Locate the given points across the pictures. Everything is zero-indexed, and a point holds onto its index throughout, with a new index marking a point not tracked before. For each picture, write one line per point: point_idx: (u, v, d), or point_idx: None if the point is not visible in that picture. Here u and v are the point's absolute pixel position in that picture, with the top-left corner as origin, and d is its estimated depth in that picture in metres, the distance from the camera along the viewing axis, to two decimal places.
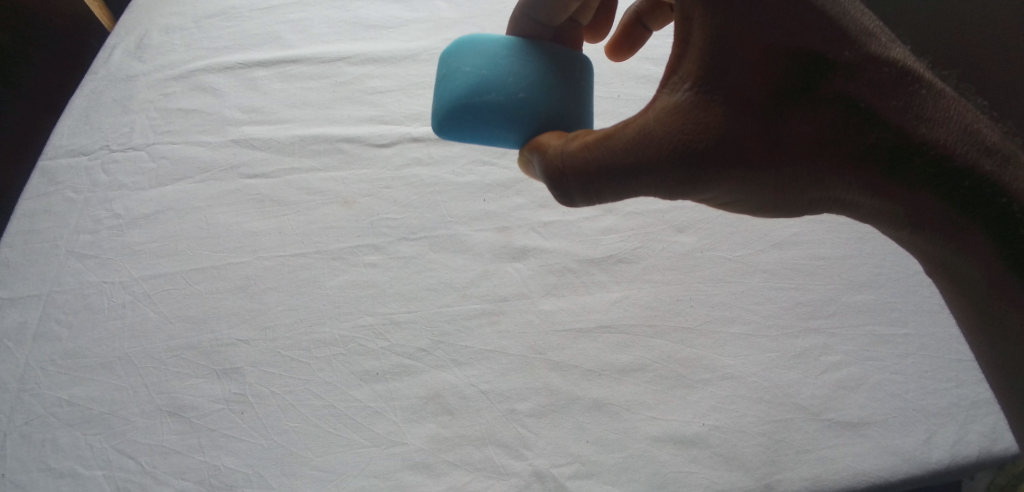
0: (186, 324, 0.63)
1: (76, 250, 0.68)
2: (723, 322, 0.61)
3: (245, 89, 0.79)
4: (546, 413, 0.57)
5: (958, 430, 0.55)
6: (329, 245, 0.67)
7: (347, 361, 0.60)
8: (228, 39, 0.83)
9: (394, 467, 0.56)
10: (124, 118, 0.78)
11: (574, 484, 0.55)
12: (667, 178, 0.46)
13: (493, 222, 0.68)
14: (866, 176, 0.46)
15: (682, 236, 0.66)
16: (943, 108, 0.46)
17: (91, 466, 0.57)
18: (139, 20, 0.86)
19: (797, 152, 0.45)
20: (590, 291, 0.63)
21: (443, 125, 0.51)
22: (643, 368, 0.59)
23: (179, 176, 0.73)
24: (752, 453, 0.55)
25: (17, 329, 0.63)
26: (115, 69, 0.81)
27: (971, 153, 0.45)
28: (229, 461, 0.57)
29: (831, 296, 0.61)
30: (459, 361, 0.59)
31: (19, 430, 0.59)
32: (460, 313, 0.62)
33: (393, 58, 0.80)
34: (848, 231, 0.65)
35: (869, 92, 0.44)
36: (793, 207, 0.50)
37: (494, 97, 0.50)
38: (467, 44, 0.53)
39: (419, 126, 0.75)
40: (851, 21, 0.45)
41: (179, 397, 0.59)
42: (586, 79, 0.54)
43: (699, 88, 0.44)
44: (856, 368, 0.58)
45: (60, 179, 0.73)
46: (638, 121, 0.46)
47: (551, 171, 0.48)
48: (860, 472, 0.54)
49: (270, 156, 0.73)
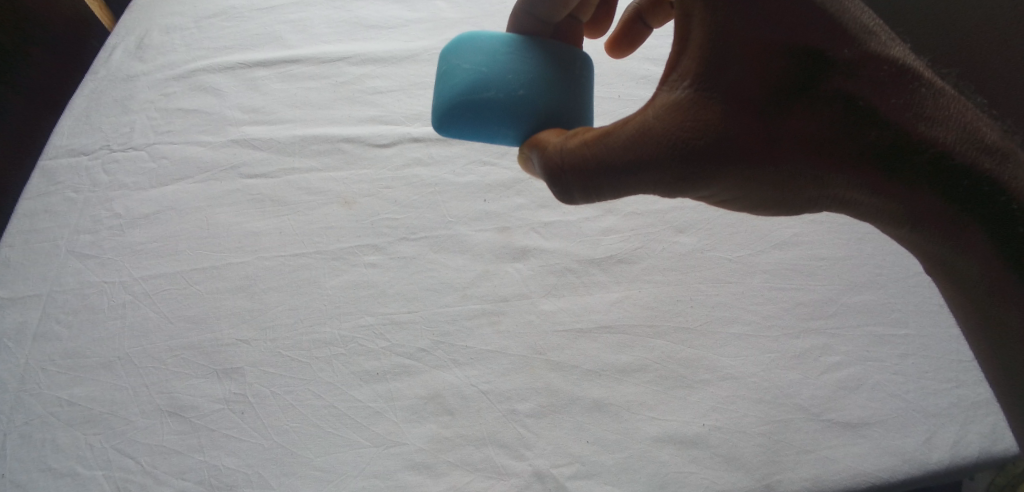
0: (187, 324, 0.63)
1: (76, 250, 0.68)
2: (723, 322, 0.61)
3: (246, 89, 0.79)
4: (546, 413, 0.57)
5: (959, 430, 0.55)
6: (329, 245, 0.67)
7: (347, 361, 0.60)
8: (228, 39, 0.83)
9: (394, 467, 0.56)
10: (124, 118, 0.78)
11: (574, 485, 0.55)
12: (666, 175, 0.46)
13: (493, 222, 0.68)
14: (865, 174, 0.46)
15: (682, 237, 0.66)
16: (942, 106, 0.46)
17: (92, 466, 0.57)
18: (139, 20, 0.86)
19: (797, 149, 0.45)
20: (590, 291, 0.63)
21: (443, 123, 0.51)
22: (643, 368, 0.59)
23: (179, 176, 0.73)
24: (752, 453, 0.55)
25: (17, 329, 0.63)
26: (115, 68, 0.81)
27: (971, 151, 0.45)
28: (229, 461, 0.57)
29: (831, 297, 0.61)
30: (459, 361, 0.59)
31: (19, 430, 0.59)
32: (460, 313, 0.62)
33: (393, 58, 0.80)
34: (848, 231, 0.65)
35: (868, 90, 0.45)
36: (792, 205, 0.50)
37: (494, 93, 0.50)
38: (467, 41, 0.53)
39: (419, 126, 0.75)
40: (851, 19, 0.45)
41: (179, 397, 0.59)
42: (586, 76, 0.54)
43: (699, 86, 0.44)
44: (856, 368, 0.58)
45: (60, 179, 0.73)
46: (639, 119, 0.46)
47: (550, 167, 0.48)
48: (860, 472, 0.54)
49: (270, 156, 0.73)
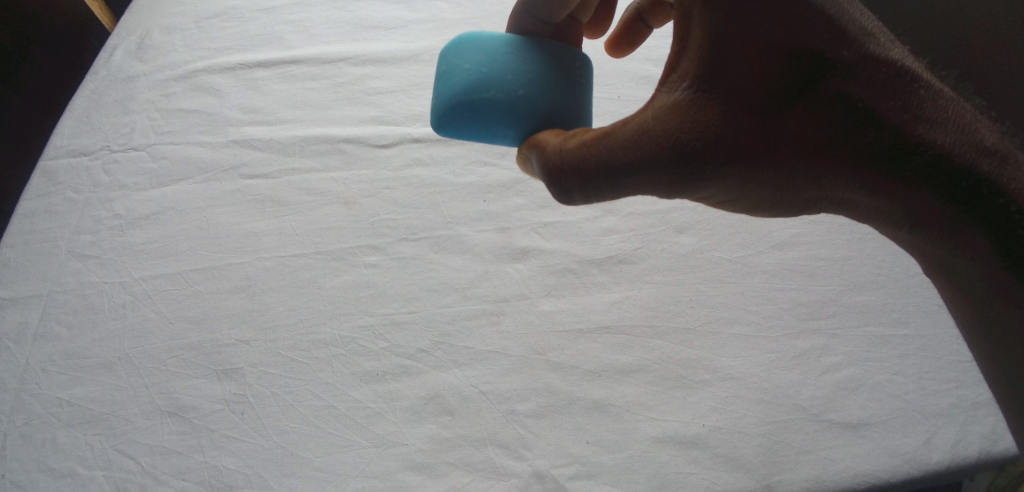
0: (187, 324, 0.63)
1: (76, 250, 0.68)
2: (723, 323, 0.61)
3: (246, 89, 0.79)
4: (546, 414, 0.57)
5: (959, 431, 0.55)
6: (329, 245, 0.67)
7: (347, 361, 0.60)
8: (229, 39, 0.83)
9: (394, 467, 0.56)
10: (124, 118, 0.78)
11: (574, 485, 0.55)
12: (665, 176, 0.46)
13: (493, 223, 0.68)
14: (864, 175, 0.46)
15: (682, 237, 0.66)
16: (941, 107, 0.46)
17: (92, 466, 0.57)
18: (139, 21, 0.86)
19: (796, 150, 0.45)
20: (590, 292, 0.63)
21: (442, 122, 0.51)
22: (643, 368, 0.59)
23: (180, 177, 0.73)
24: (752, 454, 0.55)
25: (17, 329, 0.64)
26: (115, 69, 0.82)
27: (970, 153, 0.45)
28: (229, 462, 0.57)
29: (831, 297, 0.61)
30: (459, 362, 0.59)
31: (19, 431, 0.59)
32: (460, 313, 0.62)
33: (393, 58, 0.80)
34: (848, 231, 0.65)
35: (867, 92, 0.45)
36: (791, 206, 0.50)
37: (494, 93, 0.50)
38: (467, 41, 0.53)
39: (419, 127, 0.75)
40: (850, 20, 0.45)
41: (179, 398, 0.59)
42: (586, 77, 0.54)
43: (699, 87, 0.44)
44: (856, 369, 0.58)
45: (60, 179, 0.73)
46: (638, 120, 0.46)
47: (550, 168, 0.48)
48: (860, 473, 0.54)
49: (270, 156, 0.73)
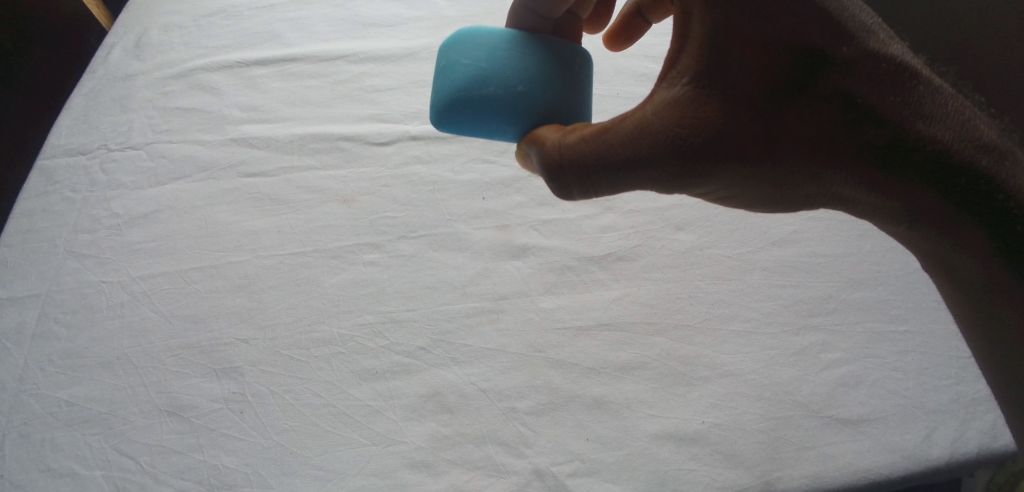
0: (186, 323, 0.63)
1: (75, 250, 0.68)
2: (723, 319, 0.61)
3: (245, 87, 0.79)
4: (546, 411, 0.57)
5: (959, 426, 0.55)
6: (328, 243, 0.67)
7: (347, 360, 0.60)
8: (228, 38, 0.83)
9: (394, 466, 0.56)
10: (123, 117, 0.77)
11: (574, 482, 0.55)
12: (665, 172, 0.46)
13: (492, 220, 0.67)
14: (864, 172, 0.46)
15: (682, 234, 0.66)
16: (941, 103, 0.46)
17: (91, 466, 0.57)
18: (137, 19, 0.86)
19: (795, 146, 0.45)
20: (589, 289, 0.63)
21: (441, 118, 0.51)
22: (643, 365, 0.59)
23: (178, 176, 0.73)
24: (752, 451, 0.55)
25: (16, 329, 0.63)
26: (114, 68, 0.81)
27: (969, 148, 0.45)
28: (228, 461, 0.57)
29: (831, 294, 0.61)
30: (458, 359, 0.59)
31: (19, 430, 0.59)
32: (460, 311, 0.62)
33: (392, 56, 0.80)
34: (849, 228, 0.65)
35: (866, 88, 0.45)
36: (790, 202, 0.50)
37: (492, 89, 0.50)
38: (467, 36, 0.53)
39: (418, 124, 0.75)
40: (850, 16, 0.45)
41: (179, 397, 0.59)
42: (586, 73, 0.54)
43: (698, 82, 0.44)
44: (856, 366, 0.58)
45: (58, 178, 0.73)
46: (638, 115, 0.46)
47: (549, 163, 0.48)
48: (860, 469, 0.54)
49: (269, 154, 0.73)
